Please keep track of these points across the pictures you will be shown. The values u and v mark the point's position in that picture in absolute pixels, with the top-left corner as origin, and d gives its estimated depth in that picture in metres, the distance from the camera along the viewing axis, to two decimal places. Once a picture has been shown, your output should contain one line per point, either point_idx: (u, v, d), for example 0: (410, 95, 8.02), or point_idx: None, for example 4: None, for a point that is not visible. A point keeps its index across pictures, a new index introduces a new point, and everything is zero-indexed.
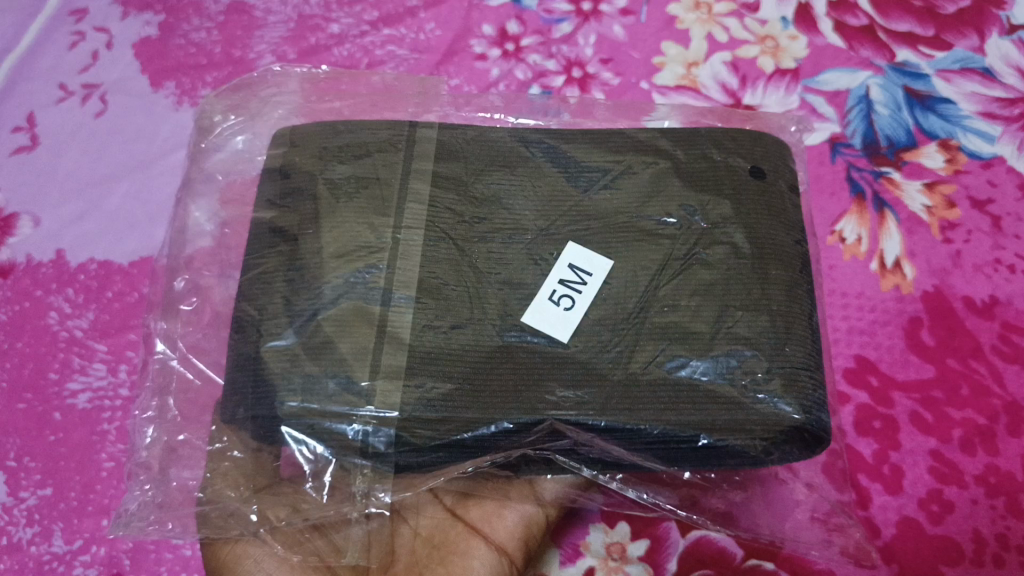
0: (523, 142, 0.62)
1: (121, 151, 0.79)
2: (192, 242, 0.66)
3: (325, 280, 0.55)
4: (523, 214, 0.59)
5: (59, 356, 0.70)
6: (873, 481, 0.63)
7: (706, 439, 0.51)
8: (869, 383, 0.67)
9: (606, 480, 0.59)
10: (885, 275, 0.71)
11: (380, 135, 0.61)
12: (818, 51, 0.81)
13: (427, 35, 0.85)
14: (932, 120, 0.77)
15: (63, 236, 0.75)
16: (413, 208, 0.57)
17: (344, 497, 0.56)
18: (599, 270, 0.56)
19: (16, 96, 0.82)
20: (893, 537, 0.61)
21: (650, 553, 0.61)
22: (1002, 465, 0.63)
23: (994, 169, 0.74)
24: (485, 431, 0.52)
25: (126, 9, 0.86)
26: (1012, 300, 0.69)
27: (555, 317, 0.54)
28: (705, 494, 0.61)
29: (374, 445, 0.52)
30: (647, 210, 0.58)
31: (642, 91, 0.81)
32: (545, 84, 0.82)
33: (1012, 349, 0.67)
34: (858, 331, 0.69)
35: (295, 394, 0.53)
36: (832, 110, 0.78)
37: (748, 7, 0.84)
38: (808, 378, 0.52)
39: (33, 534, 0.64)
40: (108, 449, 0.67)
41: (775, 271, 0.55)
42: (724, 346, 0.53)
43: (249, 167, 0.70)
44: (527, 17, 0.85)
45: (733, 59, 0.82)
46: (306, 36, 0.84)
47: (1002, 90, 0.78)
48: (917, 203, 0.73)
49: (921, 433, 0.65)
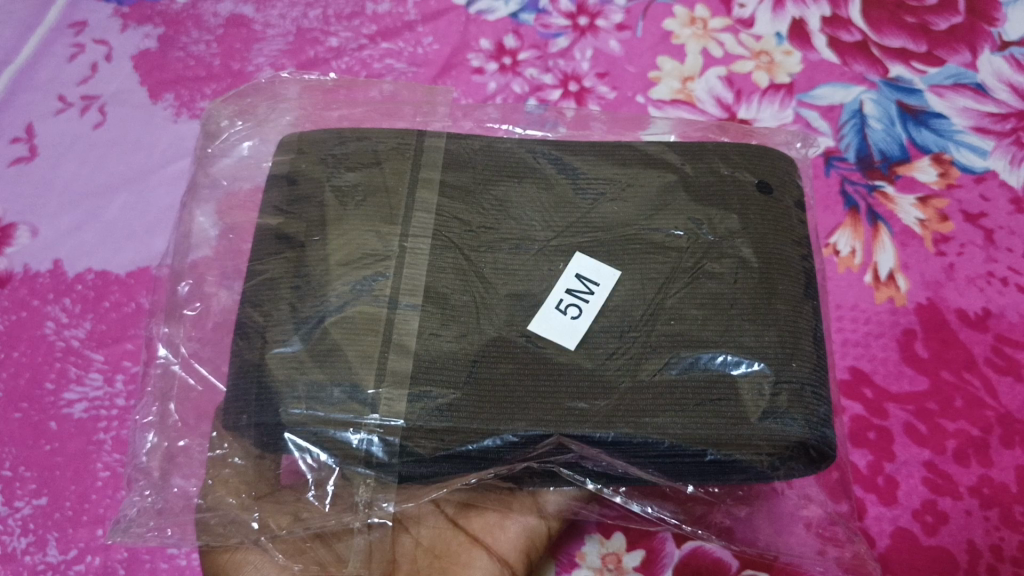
0: (531, 153, 0.63)
1: (120, 162, 0.79)
2: (194, 249, 0.66)
3: (331, 288, 0.56)
4: (531, 224, 0.59)
5: (55, 366, 0.69)
6: (867, 492, 0.64)
7: (713, 455, 0.51)
8: (864, 394, 0.67)
9: (611, 493, 0.58)
10: (879, 287, 0.72)
11: (388, 143, 0.62)
12: (812, 67, 0.83)
13: (425, 49, 0.85)
14: (925, 135, 0.78)
15: (61, 246, 0.74)
16: (420, 217, 0.58)
17: (346, 507, 0.55)
18: (606, 279, 0.56)
19: (16, 107, 0.82)
20: (887, 548, 0.62)
21: (645, 563, 0.61)
22: (996, 477, 0.63)
23: (986, 184, 0.75)
24: (489, 443, 0.52)
25: (126, 21, 0.86)
26: (1004, 312, 0.70)
27: (561, 326, 0.54)
28: (710, 509, 0.61)
29: (377, 454, 0.52)
30: (655, 222, 0.59)
31: (639, 105, 0.82)
32: (542, 98, 0.82)
33: (1005, 361, 0.68)
34: (852, 343, 0.70)
35: (300, 401, 0.53)
36: (826, 125, 0.80)
37: (743, 23, 0.86)
38: (813, 394, 0.53)
39: (27, 543, 0.63)
40: (104, 458, 0.66)
41: (783, 285, 0.56)
42: (732, 356, 0.53)
43: (255, 173, 0.70)
44: (524, 32, 0.86)
45: (728, 74, 0.83)
46: (305, 49, 0.85)
47: (993, 106, 0.79)
48: (911, 216, 0.75)
49: (916, 444, 0.65)
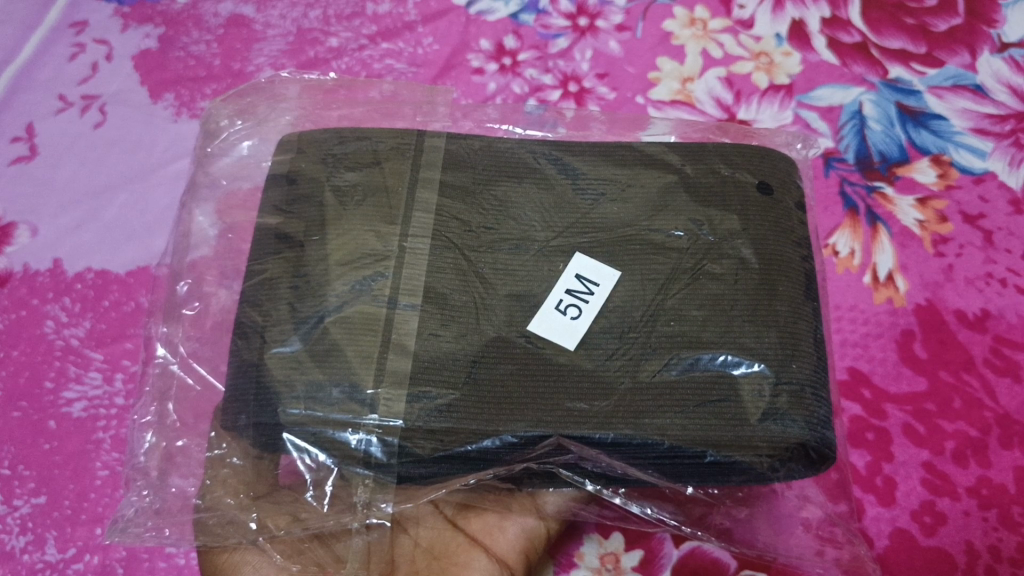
0: (531, 152, 0.63)
1: (120, 161, 0.79)
2: (193, 249, 0.66)
3: (330, 288, 0.56)
4: (531, 224, 0.59)
5: (55, 365, 0.69)
6: (866, 493, 0.64)
7: (713, 456, 0.52)
8: (862, 395, 0.67)
9: (610, 494, 0.58)
10: (878, 288, 0.72)
11: (387, 143, 0.62)
12: (812, 68, 0.83)
13: (425, 49, 0.85)
14: (925, 136, 0.78)
15: (61, 245, 0.74)
16: (420, 216, 0.58)
17: (345, 507, 0.55)
18: (606, 280, 0.56)
19: (16, 106, 0.82)
20: (886, 548, 0.62)
21: (644, 564, 0.61)
22: (995, 478, 0.63)
23: (985, 185, 0.75)
24: (488, 443, 0.52)
25: (126, 21, 0.86)
26: (1003, 313, 0.70)
27: (561, 326, 0.55)
28: (710, 510, 0.61)
29: (375, 455, 0.52)
30: (655, 222, 0.59)
31: (638, 106, 0.82)
32: (542, 99, 0.82)
33: (1004, 362, 0.68)
34: (851, 344, 0.70)
35: (299, 401, 0.53)
36: (825, 125, 0.80)
37: (743, 24, 0.86)
38: (813, 395, 0.53)
39: (26, 542, 0.63)
40: (103, 457, 0.66)
41: (783, 286, 0.56)
42: (732, 357, 0.53)
43: (255, 172, 0.70)
44: (524, 33, 0.86)
45: (727, 75, 0.83)
46: (305, 49, 0.85)
47: (993, 107, 0.79)
48: (910, 217, 0.75)
49: (914, 445, 0.65)
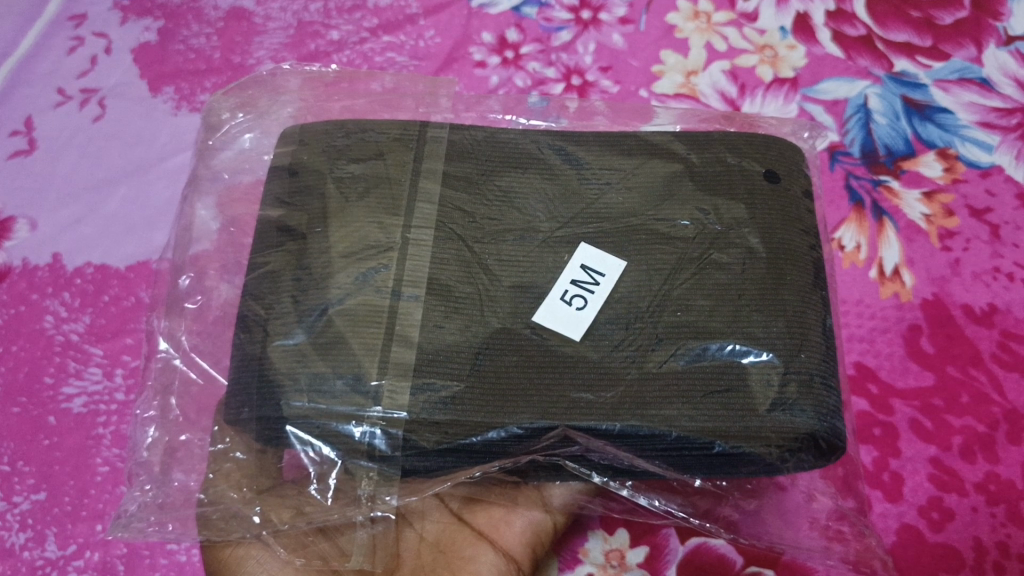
0: (535, 143, 0.62)
1: (119, 155, 0.79)
2: (195, 242, 0.65)
3: (334, 280, 0.55)
4: (535, 214, 0.59)
5: (54, 360, 0.68)
6: (873, 489, 0.63)
7: (721, 446, 0.51)
8: (869, 390, 0.67)
9: (617, 486, 0.58)
10: (885, 282, 0.71)
11: (389, 135, 0.61)
12: (817, 61, 0.82)
13: (426, 42, 0.85)
14: (931, 129, 0.78)
15: (60, 240, 0.74)
16: (423, 207, 0.57)
17: (349, 501, 0.55)
18: (612, 270, 0.56)
19: (15, 100, 0.81)
20: (893, 544, 0.61)
21: (649, 560, 0.61)
22: (1002, 474, 0.63)
23: (992, 179, 0.75)
24: (493, 435, 0.51)
25: (126, 14, 0.85)
26: (1010, 308, 0.69)
27: (566, 316, 0.54)
28: (717, 503, 0.60)
29: (380, 447, 0.52)
30: (661, 212, 0.58)
31: (642, 99, 0.81)
32: (544, 92, 0.82)
33: (1011, 357, 0.67)
34: (858, 339, 0.69)
35: (302, 394, 0.52)
36: (831, 119, 0.79)
37: (748, 16, 0.85)
38: (822, 385, 0.52)
39: (26, 538, 0.62)
40: (103, 453, 0.65)
41: (791, 274, 0.55)
42: (739, 345, 0.53)
43: (257, 166, 0.69)
44: (526, 25, 0.85)
45: (732, 68, 0.83)
46: (306, 42, 0.84)
47: (999, 101, 0.79)
48: (916, 211, 0.74)
49: (921, 440, 0.65)
